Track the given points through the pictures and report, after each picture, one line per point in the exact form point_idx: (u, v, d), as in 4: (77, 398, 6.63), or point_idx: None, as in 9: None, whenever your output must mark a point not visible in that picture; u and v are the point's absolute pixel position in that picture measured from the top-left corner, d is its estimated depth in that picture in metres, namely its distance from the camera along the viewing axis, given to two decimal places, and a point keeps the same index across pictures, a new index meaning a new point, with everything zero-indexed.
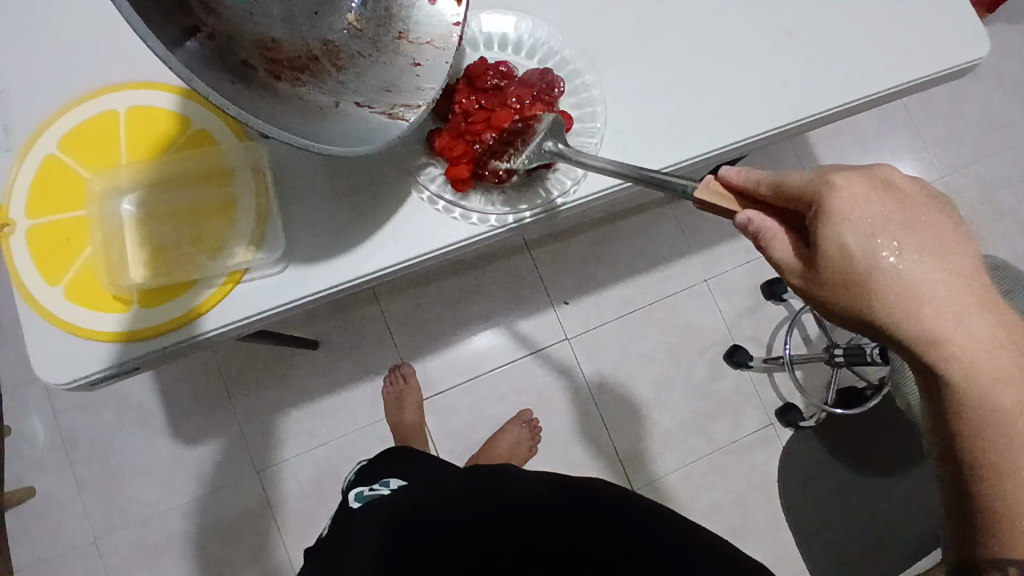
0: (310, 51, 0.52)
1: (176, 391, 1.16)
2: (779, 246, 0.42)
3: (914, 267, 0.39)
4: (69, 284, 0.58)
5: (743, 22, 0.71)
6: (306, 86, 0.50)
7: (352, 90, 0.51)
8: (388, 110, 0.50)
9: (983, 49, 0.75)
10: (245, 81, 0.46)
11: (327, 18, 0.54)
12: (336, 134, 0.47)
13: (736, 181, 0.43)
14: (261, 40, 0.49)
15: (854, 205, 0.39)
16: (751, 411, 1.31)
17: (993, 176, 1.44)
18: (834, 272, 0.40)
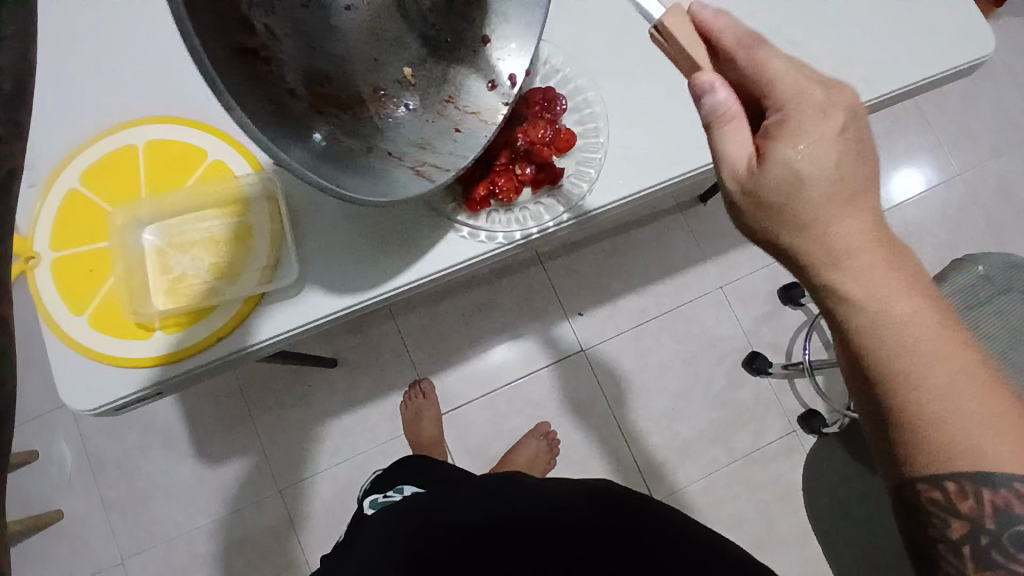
0: (358, 93, 0.52)
1: (199, 413, 1.19)
2: (727, 135, 0.45)
3: (825, 166, 0.43)
4: (93, 314, 0.60)
5: (743, 33, 0.71)
6: (344, 128, 0.49)
7: (387, 140, 0.52)
8: (415, 166, 0.51)
9: (989, 46, 0.75)
10: (284, 106, 0.45)
11: (383, 64, 0.54)
12: (359, 179, 0.47)
13: (703, 26, 0.46)
14: (314, 75, 0.49)
15: (808, 126, 0.43)
16: (772, 419, 1.30)
17: (1013, 172, 1.42)
18: (777, 183, 0.43)
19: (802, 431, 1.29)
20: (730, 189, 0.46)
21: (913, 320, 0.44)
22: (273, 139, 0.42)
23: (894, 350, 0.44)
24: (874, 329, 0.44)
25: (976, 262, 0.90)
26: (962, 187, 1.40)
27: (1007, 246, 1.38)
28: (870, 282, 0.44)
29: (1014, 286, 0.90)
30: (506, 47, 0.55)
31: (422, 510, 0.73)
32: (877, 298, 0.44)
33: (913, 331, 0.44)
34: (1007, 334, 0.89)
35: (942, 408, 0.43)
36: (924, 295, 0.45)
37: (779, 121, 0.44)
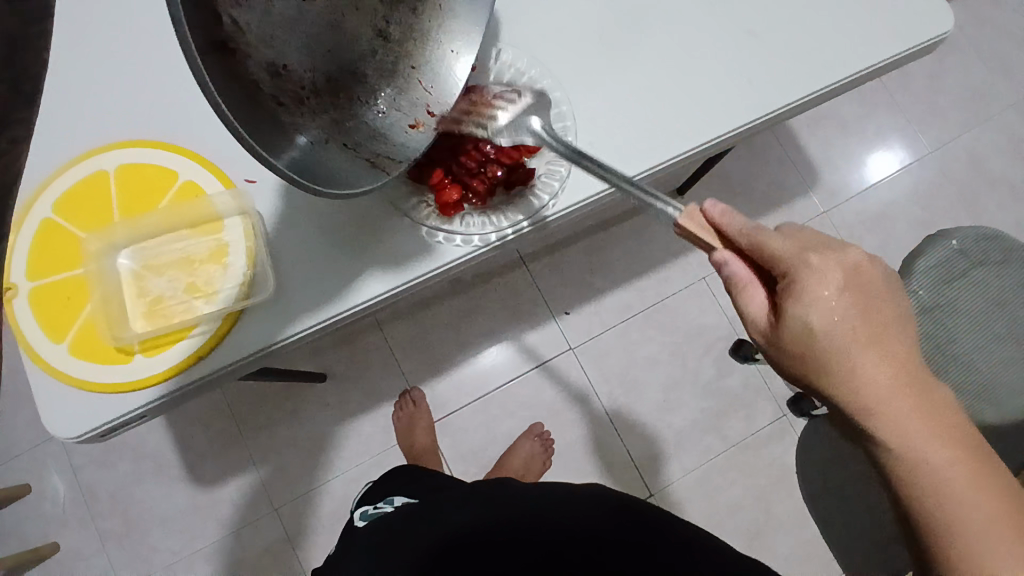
0: (314, 82, 0.45)
1: (191, 437, 1.18)
2: (749, 299, 0.46)
3: (848, 329, 0.44)
4: (72, 341, 0.60)
5: (702, 26, 0.73)
6: (305, 119, 0.44)
7: (344, 131, 0.47)
8: (372, 158, 0.47)
9: (946, 24, 0.76)
10: (247, 100, 0.39)
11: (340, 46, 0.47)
12: (326, 175, 0.43)
13: (715, 220, 0.46)
14: (274, 61, 0.41)
15: (821, 285, 0.43)
16: (763, 405, 1.31)
17: (982, 148, 1.44)
18: (792, 338, 0.44)
19: (792, 415, 1.31)
20: (755, 337, 0.47)
21: (948, 462, 0.45)
22: (244, 135, 0.38)
23: (927, 489, 0.46)
24: (913, 471, 0.46)
25: (947, 237, 0.92)
26: (933, 164, 1.42)
27: (981, 221, 1.41)
28: (904, 431, 0.45)
29: (985, 258, 0.92)
30: (460, 42, 0.53)
31: (409, 522, 0.74)
32: (918, 454, 0.45)
33: (947, 473, 0.45)
34: (982, 305, 0.90)
35: (986, 545, 0.45)
36: (955, 432, 0.46)
37: (790, 292, 0.44)
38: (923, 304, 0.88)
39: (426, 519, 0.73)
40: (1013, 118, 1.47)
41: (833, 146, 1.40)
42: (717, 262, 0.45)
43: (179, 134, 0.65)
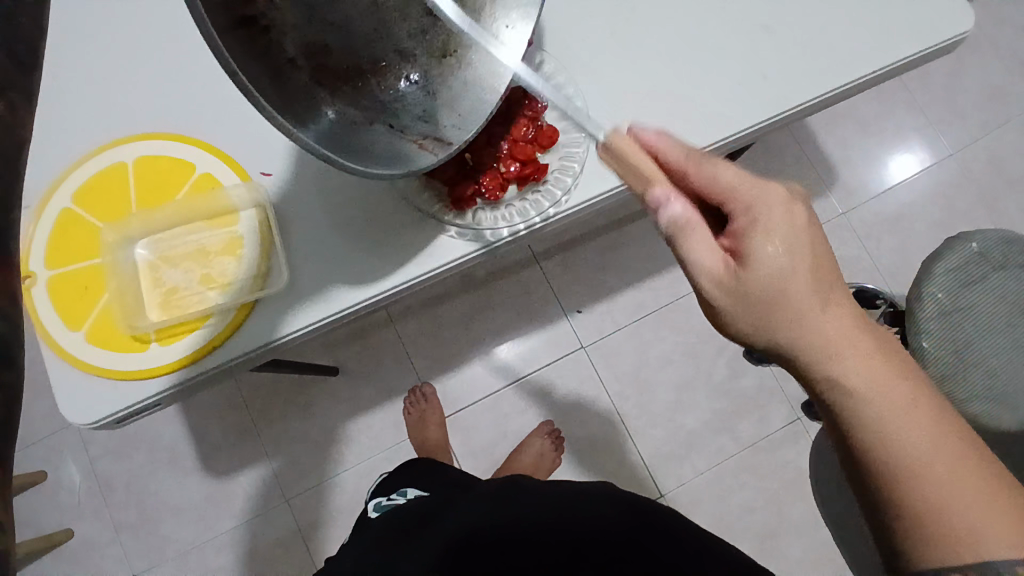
0: (351, 66, 0.48)
1: (205, 429, 1.20)
2: (695, 241, 0.46)
3: (792, 261, 0.46)
4: (89, 330, 0.61)
5: (720, 22, 0.72)
6: (348, 99, 0.47)
7: (389, 111, 0.49)
8: (416, 139, 0.47)
9: (969, 21, 0.75)
10: (281, 73, 0.41)
11: (384, 30, 0.50)
12: (359, 150, 0.44)
13: (651, 147, 0.48)
14: (313, 44, 0.45)
15: (773, 213, 0.47)
16: (776, 408, 1.29)
17: (1005, 150, 1.41)
18: (755, 267, 0.46)
19: (807, 418, 1.29)
20: (705, 283, 0.47)
21: (908, 406, 0.45)
22: (278, 107, 0.39)
23: (892, 436, 0.44)
24: (875, 407, 0.44)
25: (967, 239, 0.90)
26: (954, 166, 1.39)
27: (1003, 223, 1.38)
28: (865, 366, 0.45)
29: (1007, 261, 0.90)
30: (515, 14, 0.50)
31: (420, 518, 0.74)
32: (865, 382, 0.45)
33: (915, 418, 0.44)
34: (1003, 310, 0.89)
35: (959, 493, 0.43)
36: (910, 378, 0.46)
37: (750, 219, 0.47)
38: (942, 308, 0.87)
39: (437, 517, 0.73)
40: None
41: (851, 148, 1.38)
42: (656, 198, 0.46)
43: (199, 128, 0.65)
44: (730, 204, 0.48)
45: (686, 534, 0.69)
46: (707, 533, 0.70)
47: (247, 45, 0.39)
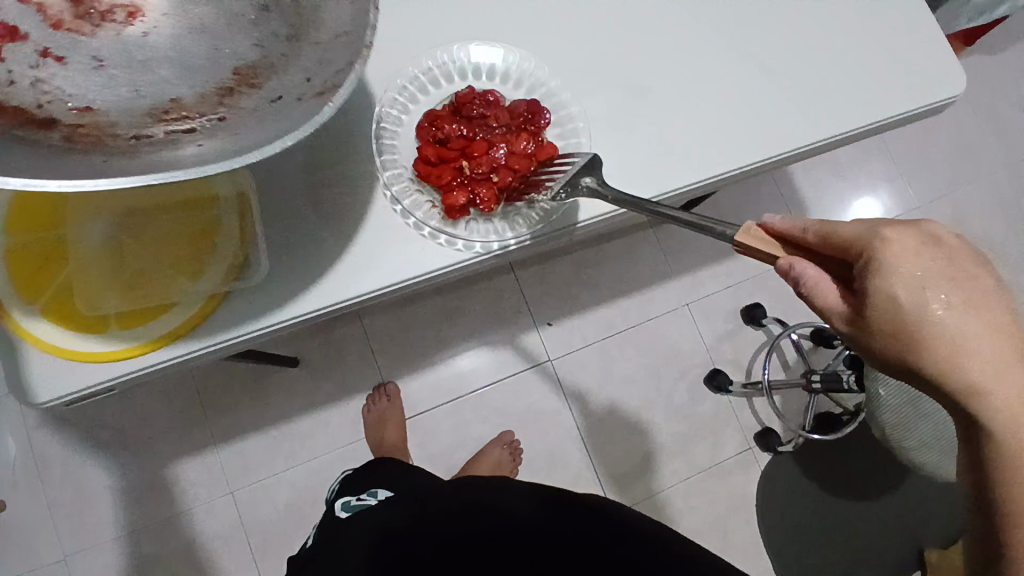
0: (220, 91, 0.46)
1: (152, 410, 1.14)
2: (820, 293, 0.41)
3: (935, 298, 0.38)
4: (45, 305, 0.57)
5: (725, 61, 0.73)
6: (223, 124, 0.44)
7: (275, 97, 0.44)
8: (316, 88, 0.43)
9: (958, 87, 0.78)
10: (131, 149, 0.43)
11: (226, 50, 0.47)
12: (265, 137, 0.41)
13: (772, 229, 0.44)
14: (161, 114, 0.46)
15: (906, 258, 0.39)
16: (731, 435, 1.32)
17: (966, 207, 1.49)
18: (886, 322, 0.39)
19: (758, 448, 1.32)
20: (843, 332, 0.42)
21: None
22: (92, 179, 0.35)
23: None
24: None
25: None
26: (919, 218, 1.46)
27: None
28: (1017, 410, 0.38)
29: None
30: None
31: (403, 512, 0.71)
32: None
33: None
34: None
35: None
36: None
37: (869, 266, 0.39)
38: None
39: (422, 513, 0.70)
40: (999, 181, 1.52)
41: (825, 191, 1.43)
42: (783, 267, 0.42)
43: None
44: (852, 253, 0.41)
45: (657, 533, 0.68)
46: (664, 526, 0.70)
47: (79, 152, 0.42)
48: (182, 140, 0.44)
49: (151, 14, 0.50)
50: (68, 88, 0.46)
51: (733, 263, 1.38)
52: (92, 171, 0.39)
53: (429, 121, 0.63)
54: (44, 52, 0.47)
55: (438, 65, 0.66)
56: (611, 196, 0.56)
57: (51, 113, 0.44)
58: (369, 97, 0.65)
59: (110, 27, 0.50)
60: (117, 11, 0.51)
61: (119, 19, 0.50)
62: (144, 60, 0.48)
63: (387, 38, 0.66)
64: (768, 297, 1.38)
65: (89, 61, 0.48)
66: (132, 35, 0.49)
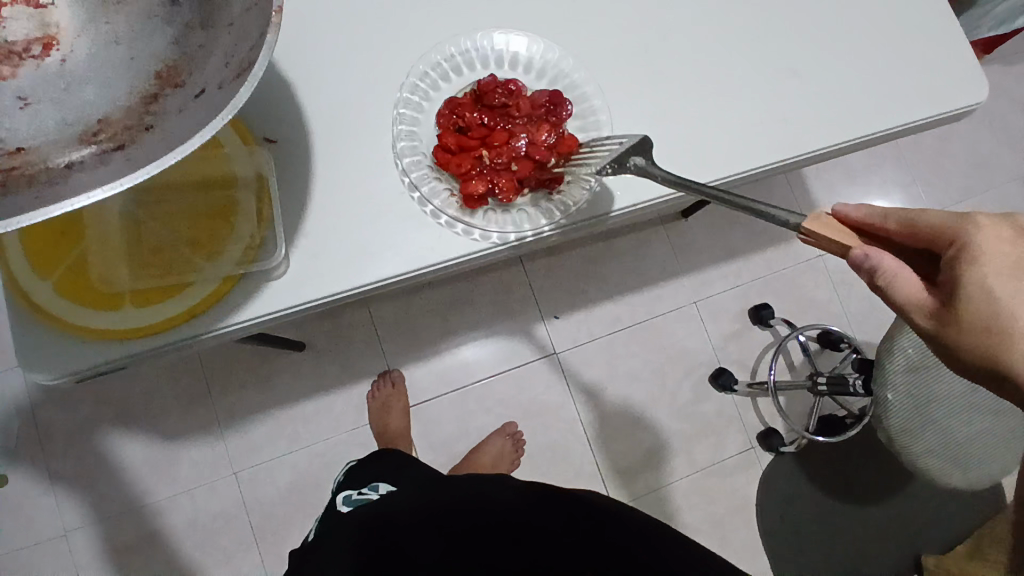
0: (146, 99, 0.44)
1: (157, 389, 1.14)
2: (901, 285, 0.40)
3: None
4: (62, 280, 0.57)
5: (748, 58, 0.72)
6: (150, 133, 0.42)
7: (198, 91, 0.42)
8: (236, 69, 0.40)
9: (982, 94, 0.77)
10: (61, 178, 0.41)
11: (141, 59, 0.45)
12: (193, 131, 0.40)
13: (845, 216, 0.44)
14: (88, 136, 0.43)
15: (1000, 246, 0.38)
16: (733, 435, 1.32)
17: (981, 215, 1.47)
18: (979, 316, 0.38)
19: (760, 448, 1.32)
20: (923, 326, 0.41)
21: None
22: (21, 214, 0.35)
23: None
24: None
25: None
26: None
27: None
28: None
29: None
30: None
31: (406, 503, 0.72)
32: None
33: None
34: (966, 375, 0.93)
35: None
36: None
37: (960, 256, 0.39)
38: (907, 364, 0.93)
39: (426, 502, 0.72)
40: (1015, 188, 1.50)
41: (837, 194, 1.42)
42: (856, 258, 0.41)
43: None
44: (942, 241, 0.40)
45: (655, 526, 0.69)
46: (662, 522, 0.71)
47: (9, 195, 0.39)
48: (112, 157, 0.41)
49: (67, 39, 0.47)
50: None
51: (743, 263, 1.38)
52: (23, 210, 0.37)
53: (450, 108, 0.62)
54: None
55: (460, 53, 0.66)
56: (659, 176, 0.51)
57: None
58: (391, 83, 0.64)
59: (28, 64, 0.46)
60: (33, 46, 0.47)
61: (35, 53, 0.47)
62: (68, 87, 0.46)
63: (410, 24, 0.66)
64: (776, 299, 1.38)
65: (13, 102, 0.45)
66: (52, 65, 0.46)
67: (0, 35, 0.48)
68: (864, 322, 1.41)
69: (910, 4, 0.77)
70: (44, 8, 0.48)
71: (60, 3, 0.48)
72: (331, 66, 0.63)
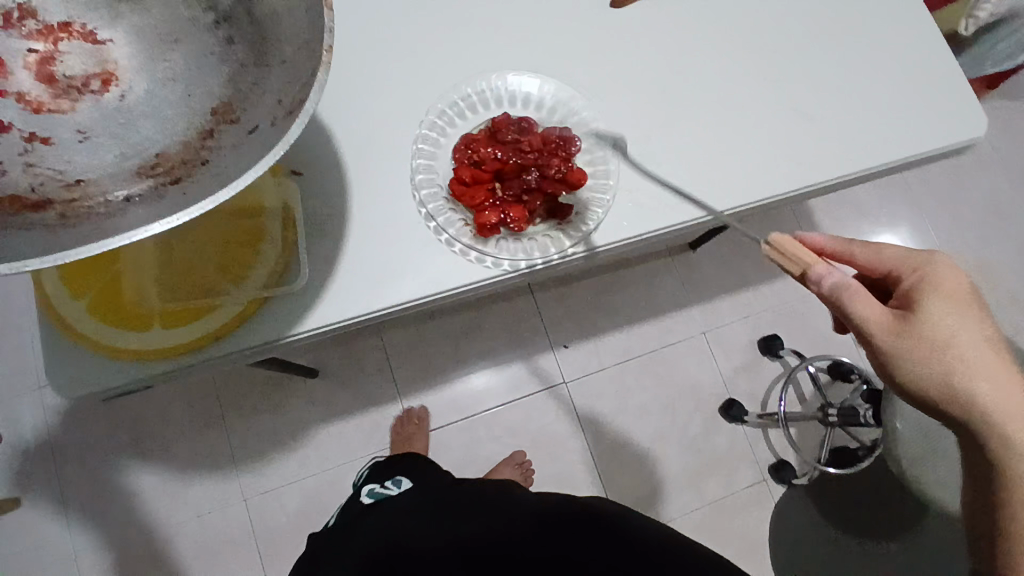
0: (200, 135, 0.47)
1: (173, 412, 1.17)
2: (864, 299, 0.49)
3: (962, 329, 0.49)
4: (97, 303, 0.60)
5: (750, 96, 0.75)
6: (202, 167, 0.46)
7: (250, 127, 0.46)
8: (286, 108, 0.44)
9: (980, 130, 0.79)
10: (120, 211, 0.44)
11: (198, 95, 0.49)
12: (245, 168, 0.43)
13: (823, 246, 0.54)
14: (147, 168, 0.47)
15: (950, 289, 0.50)
16: (744, 468, 1.31)
17: (993, 248, 1.48)
18: (919, 331, 0.49)
19: (771, 481, 1.31)
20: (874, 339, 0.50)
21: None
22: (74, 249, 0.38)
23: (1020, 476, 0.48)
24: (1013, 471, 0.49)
25: None
26: None
27: None
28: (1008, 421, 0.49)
29: None
30: None
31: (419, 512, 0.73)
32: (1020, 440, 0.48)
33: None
34: None
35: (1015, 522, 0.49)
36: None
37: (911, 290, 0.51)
38: None
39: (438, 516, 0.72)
40: None
41: (844, 227, 1.44)
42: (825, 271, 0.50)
43: None
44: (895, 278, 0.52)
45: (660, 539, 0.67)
46: (669, 534, 0.69)
47: (70, 229, 0.42)
48: (168, 191, 0.45)
49: (127, 76, 0.51)
50: (57, 166, 0.46)
51: (751, 294, 1.39)
52: (82, 242, 0.40)
53: (466, 144, 0.67)
54: (30, 136, 0.48)
55: (477, 92, 0.70)
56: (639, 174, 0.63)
57: (44, 195, 0.45)
58: (412, 118, 0.68)
59: (87, 98, 0.50)
60: (92, 81, 0.51)
61: (94, 88, 0.50)
62: (127, 121, 0.49)
63: (428, 64, 0.70)
64: (786, 330, 1.39)
65: (74, 136, 0.49)
66: (111, 102, 0.50)
67: (58, 70, 0.51)
68: None
69: (907, 46, 0.81)
70: (101, 44, 0.51)
71: (118, 41, 0.51)
72: (352, 103, 0.67)
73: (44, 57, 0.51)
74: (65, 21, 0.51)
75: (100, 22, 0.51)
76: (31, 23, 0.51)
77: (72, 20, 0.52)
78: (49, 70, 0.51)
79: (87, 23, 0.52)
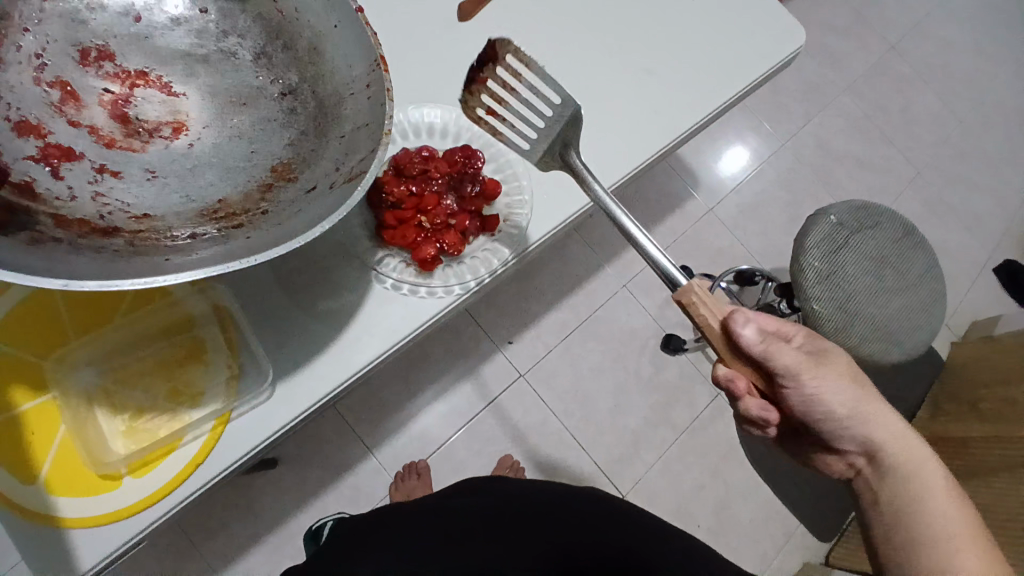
0: (260, 186, 0.50)
1: (136, 563, 1.06)
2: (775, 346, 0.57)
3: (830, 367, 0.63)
4: (50, 476, 0.54)
5: (609, 69, 0.82)
6: (259, 214, 0.48)
7: (314, 182, 0.49)
8: (348, 173, 0.47)
9: (798, 40, 0.91)
10: (185, 248, 0.45)
11: (263, 150, 0.52)
12: (313, 218, 0.45)
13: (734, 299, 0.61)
14: (207, 210, 0.48)
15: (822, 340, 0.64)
16: (700, 390, 1.43)
17: (824, 131, 1.70)
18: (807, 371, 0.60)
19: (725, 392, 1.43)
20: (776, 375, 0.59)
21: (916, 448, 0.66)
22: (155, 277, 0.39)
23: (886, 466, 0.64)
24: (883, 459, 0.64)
25: (826, 214, 1.11)
26: (788, 153, 1.66)
27: (841, 190, 1.66)
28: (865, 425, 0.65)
29: (861, 225, 1.12)
30: (336, 36, 0.51)
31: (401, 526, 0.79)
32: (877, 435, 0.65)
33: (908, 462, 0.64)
34: (863, 269, 1.10)
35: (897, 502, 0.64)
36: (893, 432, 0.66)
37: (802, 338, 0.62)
38: (819, 275, 1.07)
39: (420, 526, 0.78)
40: (845, 101, 1.74)
41: (705, 152, 1.59)
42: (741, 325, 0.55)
43: None
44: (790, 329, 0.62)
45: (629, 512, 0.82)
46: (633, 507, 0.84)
47: (127, 257, 0.43)
48: (230, 235, 0.46)
49: (198, 127, 0.52)
50: (125, 199, 0.48)
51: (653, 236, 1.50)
52: (147, 274, 0.40)
53: (376, 188, 0.64)
54: (100, 168, 0.49)
55: None
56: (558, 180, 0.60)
57: (111, 221, 0.46)
58: None
59: (159, 142, 0.51)
60: (163, 128, 0.52)
61: (166, 134, 0.52)
62: (191, 167, 0.51)
63: None
64: (692, 257, 1.51)
65: (143, 174, 0.50)
66: (180, 148, 0.52)
67: (131, 112, 0.52)
68: (769, 252, 1.57)
69: None
70: (175, 96, 0.53)
71: (191, 94, 0.53)
72: None
73: (118, 98, 0.52)
74: (142, 70, 0.53)
75: (175, 76, 0.53)
76: (108, 66, 0.52)
77: (149, 69, 0.53)
78: (123, 111, 0.52)
79: (165, 76, 0.53)
